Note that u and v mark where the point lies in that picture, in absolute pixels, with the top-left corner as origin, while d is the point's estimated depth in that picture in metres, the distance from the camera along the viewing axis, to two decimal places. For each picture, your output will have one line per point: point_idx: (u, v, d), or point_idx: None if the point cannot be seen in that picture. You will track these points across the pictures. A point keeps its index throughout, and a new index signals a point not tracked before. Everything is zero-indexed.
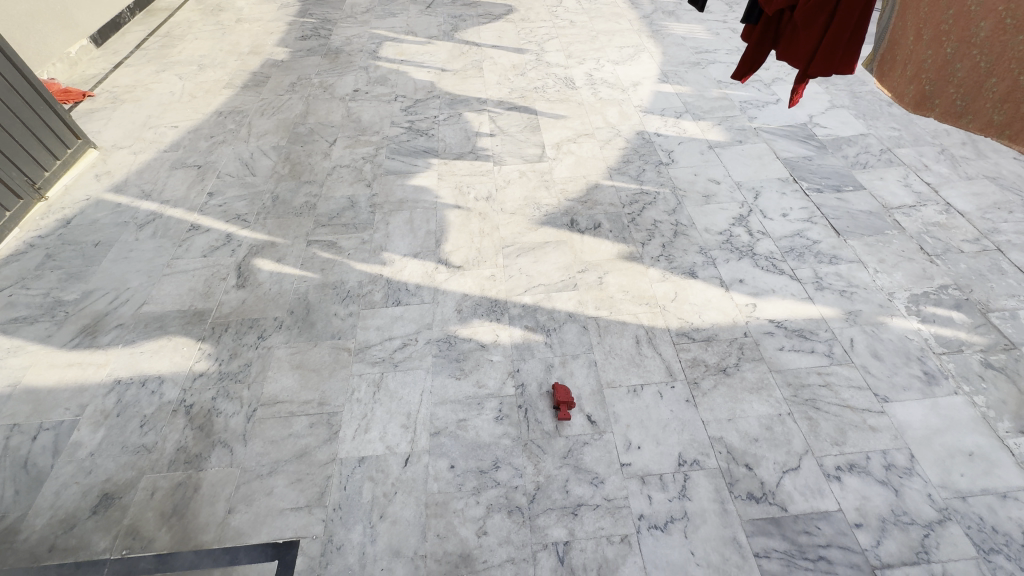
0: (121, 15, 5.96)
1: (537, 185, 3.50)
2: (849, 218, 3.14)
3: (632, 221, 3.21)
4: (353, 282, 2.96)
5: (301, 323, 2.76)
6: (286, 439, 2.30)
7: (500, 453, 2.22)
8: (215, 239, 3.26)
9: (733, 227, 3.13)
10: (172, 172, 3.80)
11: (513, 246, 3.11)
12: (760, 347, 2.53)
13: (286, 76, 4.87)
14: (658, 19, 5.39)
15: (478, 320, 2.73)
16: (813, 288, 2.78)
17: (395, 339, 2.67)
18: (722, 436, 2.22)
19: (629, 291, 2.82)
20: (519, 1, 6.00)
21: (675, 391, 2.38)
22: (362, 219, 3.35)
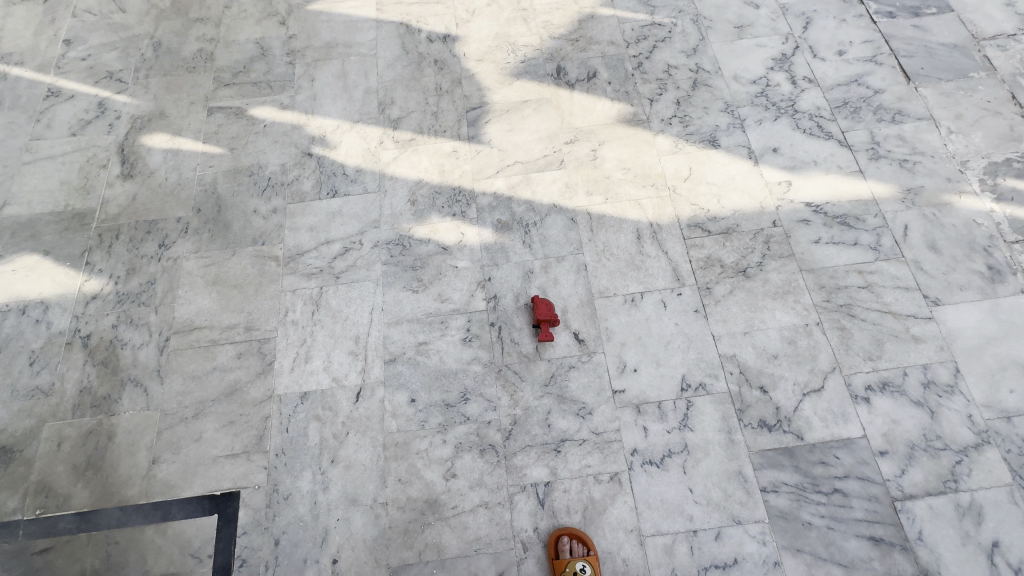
0: None
1: (511, 17, 2.57)
2: (925, 55, 2.36)
3: (637, 68, 2.40)
4: (273, 166, 2.28)
5: (212, 225, 2.16)
6: (210, 375, 1.90)
7: (469, 382, 1.85)
8: (83, 110, 2.44)
9: (772, 73, 2.35)
10: (9, 9, 2.75)
11: (480, 109, 2.36)
12: (792, 240, 2.02)
13: None
14: None
15: (437, 215, 2.14)
16: (866, 158, 2.16)
17: (334, 243, 2.11)
18: (735, 354, 1.85)
19: (630, 169, 2.19)
20: None
21: (682, 299, 1.94)
22: (278, 74, 2.50)
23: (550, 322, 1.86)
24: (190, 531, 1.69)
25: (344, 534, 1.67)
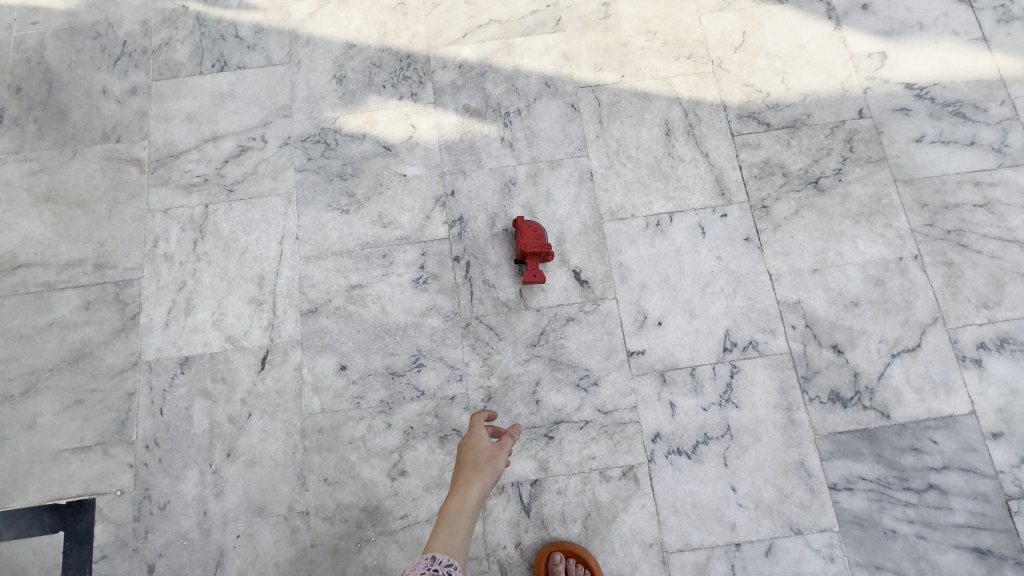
0: None
1: None
2: None
3: None
4: (129, 23, 1.53)
5: (40, 112, 1.46)
6: (46, 334, 1.31)
7: (423, 342, 1.29)
8: None
9: None
10: None
11: None
12: (883, 138, 1.42)
13: None
14: None
15: (375, 98, 1.46)
16: (993, 18, 1.50)
17: (223, 140, 1.43)
18: (800, 301, 1.31)
19: (657, 33, 1.50)
20: None
21: (728, 223, 1.36)
22: None
23: (543, 254, 1.28)
24: (25, 557, 1.19)
25: (248, 557, 1.19)
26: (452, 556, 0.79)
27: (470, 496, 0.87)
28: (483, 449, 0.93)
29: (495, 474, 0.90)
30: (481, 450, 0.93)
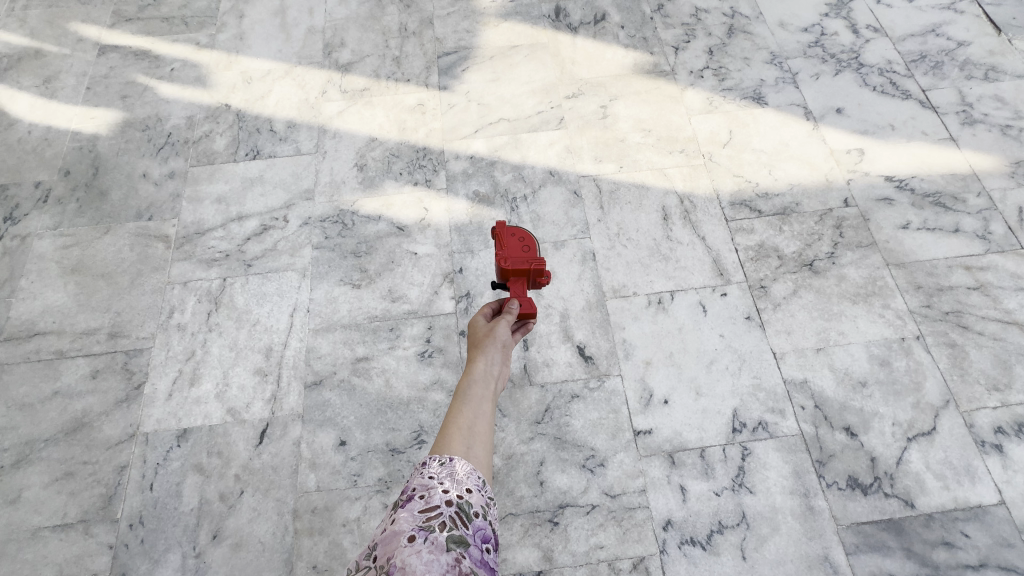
0: None
1: None
2: (1016, 4, 1.89)
3: (657, 11, 1.90)
4: (176, 119, 1.71)
5: (84, 193, 1.58)
6: (48, 401, 1.31)
7: (426, 417, 1.28)
8: None
9: (827, 22, 1.86)
10: None
11: (455, 52, 1.82)
12: (872, 225, 1.50)
13: None
14: None
15: (393, 184, 1.58)
16: (957, 122, 1.66)
17: (248, 219, 1.53)
18: (807, 380, 1.30)
19: (652, 131, 1.66)
20: None
21: (728, 302, 1.39)
22: (197, 8, 1.94)
23: (532, 271, 1.08)
24: None
25: None
26: (483, 440, 0.72)
27: (481, 378, 0.81)
28: (490, 329, 0.91)
29: (504, 358, 0.87)
30: (491, 328, 0.91)
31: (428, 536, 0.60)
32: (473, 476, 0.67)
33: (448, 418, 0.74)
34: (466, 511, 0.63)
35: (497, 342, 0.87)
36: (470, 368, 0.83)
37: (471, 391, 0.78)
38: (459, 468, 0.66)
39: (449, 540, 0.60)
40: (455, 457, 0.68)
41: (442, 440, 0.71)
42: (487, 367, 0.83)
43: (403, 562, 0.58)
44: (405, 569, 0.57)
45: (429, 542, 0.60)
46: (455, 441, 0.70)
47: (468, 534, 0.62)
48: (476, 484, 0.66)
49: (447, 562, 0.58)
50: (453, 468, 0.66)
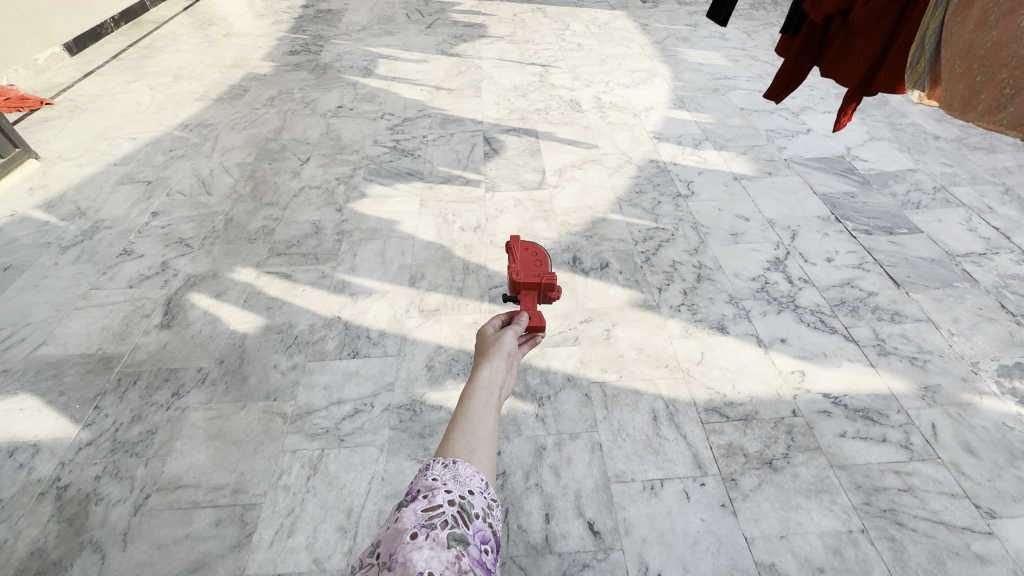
0: (102, 26, 5.57)
1: (534, 216, 3.01)
2: (908, 266, 2.62)
3: (645, 262, 2.69)
4: (303, 325, 2.42)
5: (231, 377, 2.19)
6: (179, 543, 1.70)
7: None
8: (147, 267, 2.73)
9: (769, 273, 2.60)
10: (117, 189, 3.32)
11: (502, 286, 2.57)
12: (816, 433, 1.94)
13: (266, 89, 4.51)
14: (671, 45, 5.12)
15: (452, 382, 2.16)
16: (875, 353, 2.22)
17: (345, 403, 2.09)
18: (773, 563, 1.61)
19: (643, 350, 2.26)
20: (525, 24, 5.75)
21: (706, 491, 1.79)
22: (326, 248, 2.83)
23: (543, 285, 1.59)
24: None
25: None
26: (484, 444, 0.82)
27: (483, 389, 0.93)
28: (494, 345, 1.06)
29: (505, 372, 1.01)
30: (494, 346, 1.06)
31: (429, 533, 0.67)
32: (474, 479, 0.76)
33: (454, 426, 0.85)
34: (467, 512, 0.72)
35: (499, 358, 1.02)
36: (473, 379, 0.95)
37: (474, 400, 0.89)
38: (461, 470, 0.76)
39: (449, 538, 0.68)
40: (458, 461, 0.77)
41: (448, 445, 0.81)
42: (489, 379, 0.95)
43: (407, 556, 0.64)
44: (409, 563, 0.63)
45: (432, 538, 0.67)
46: (459, 444, 0.81)
47: (469, 535, 0.70)
48: (478, 486, 0.75)
49: (449, 557, 0.65)
50: (457, 470, 0.76)
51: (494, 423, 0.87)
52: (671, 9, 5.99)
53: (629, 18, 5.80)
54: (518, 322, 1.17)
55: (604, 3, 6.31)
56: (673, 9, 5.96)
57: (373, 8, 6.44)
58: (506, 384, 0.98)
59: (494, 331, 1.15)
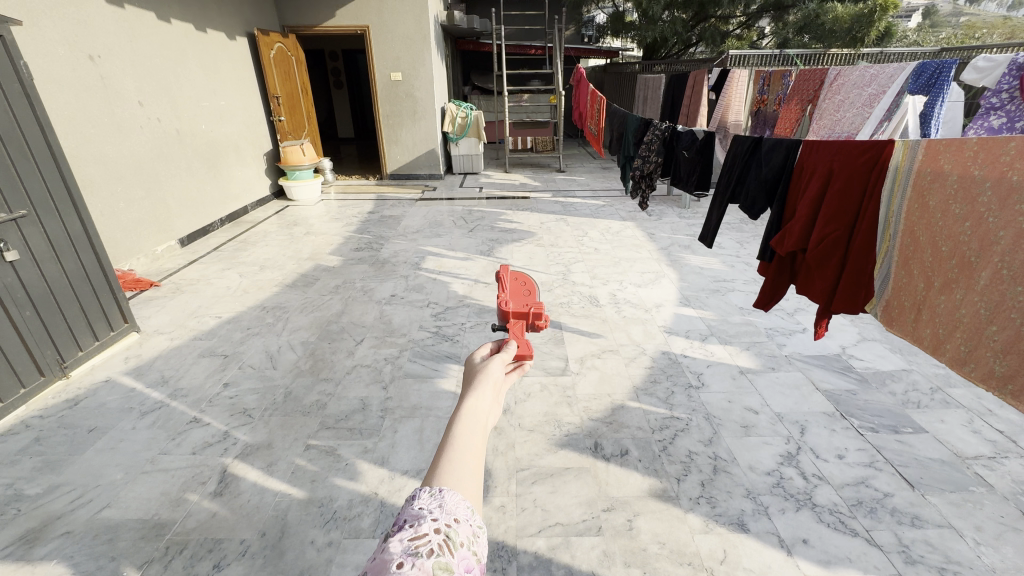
0: (211, 224, 6.95)
1: (558, 400, 3.33)
2: (919, 467, 2.73)
3: (663, 450, 2.88)
4: (342, 500, 2.59)
5: (269, 551, 2.31)
6: None
7: None
8: (211, 435, 3.06)
9: (783, 468, 2.73)
10: (197, 361, 3.85)
11: (528, 469, 2.76)
12: None
13: (333, 278, 5.39)
14: (675, 251, 6.02)
15: None
16: (901, 560, 2.22)
17: None
18: None
19: (666, 544, 2.32)
20: (550, 230, 6.91)
21: None
22: (370, 423, 3.14)
23: (531, 315, 1.58)
24: None
25: None
26: (472, 472, 0.81)
27: (469, 410, 0.93)
28: (481, 373, 1.06)
29: (493, 398, 1.01)
30: (481, 373, 1.06)
31: (415, 561, 0.67)
32: (461, 505, 0.76)
33: (441, 455, 0.84)
34: (453, 539, 0.72)
35: (486, 383, 1.02)
36: (461, 403, 0.95)
37: (461, 425, 0.88)
38: (447, 498, 0.75)
39: (432, 564, 0.67)
40: (445, 489, 0.77)
41: (434, 473, 0.81)
42: (478, 404, 0.95)
43: None
44: None
45: (418, 565, 0.66)
46: (447, 471, 0.80)
47: (454, 561, 0.70)
48: (464, 514, 0.75)
49: None
50: (443, 499, 0.75)
51: (482, 448, 0.86)
52: (673, 221, 7.16)
53: (637, 227, 6.93)
54: (507, 353, 1.16)
55: (616, 214, 7.59)
56: (675, 221, 7.12)
57: (426, 214, 7.88)
58: (495, 409, 0.98)
59: (481, 361, 1.16)
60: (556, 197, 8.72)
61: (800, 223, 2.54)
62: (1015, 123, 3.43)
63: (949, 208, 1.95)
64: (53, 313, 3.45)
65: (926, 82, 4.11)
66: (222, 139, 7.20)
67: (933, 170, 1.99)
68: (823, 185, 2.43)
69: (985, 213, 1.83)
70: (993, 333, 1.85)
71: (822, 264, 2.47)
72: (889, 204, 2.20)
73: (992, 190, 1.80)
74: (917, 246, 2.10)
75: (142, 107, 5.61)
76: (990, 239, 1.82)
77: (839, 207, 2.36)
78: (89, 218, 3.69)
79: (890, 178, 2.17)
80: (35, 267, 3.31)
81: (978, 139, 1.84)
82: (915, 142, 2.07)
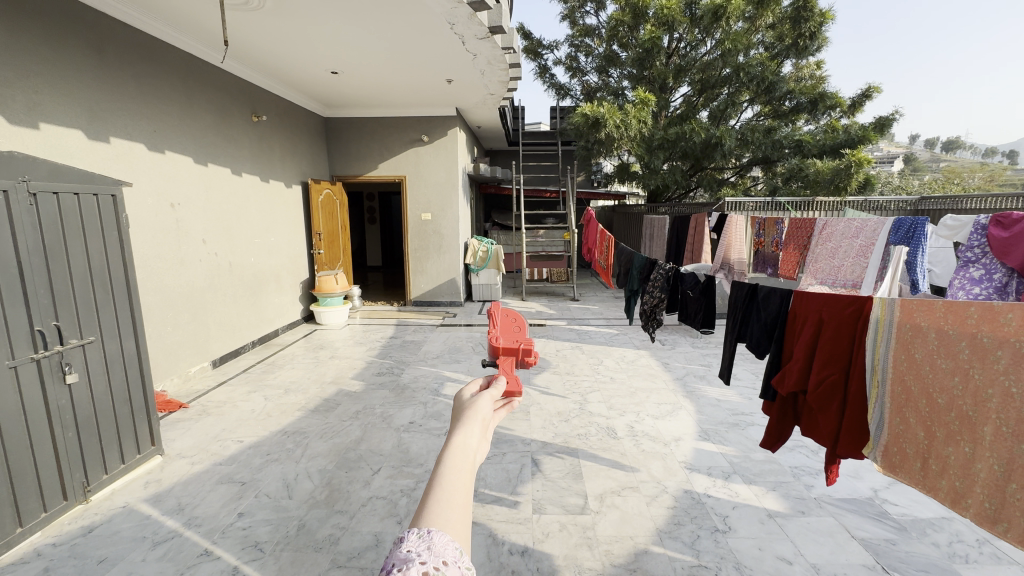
0: (243, 347, 7.32)
1: (578, 542, 3.20)
2: None
3: None
4: None
5: None
6: None
7: None
8: (220, 571, 2.97)
9: None
10: (215, 487, 3.86)
11: None
12: None
13: (354, 403, 5.52)
14: (691, 382, 6.09)
15: None
16: None
17: None
18: None
19: None
20: (566, 358, 7.10)
21: None
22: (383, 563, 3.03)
23: (521, 352, 1.60)
24: None
25: None
26: (459, 510, 0.77)
27: (457, 451, 0.90)
28: (469, 411, 1.06)
29: (480, 436, 0.99)
30: (468, 411, 1.06)
31: None
32: (451, 546, 0.69)
33: (429, 499, 0.79)
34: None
35: (473, 420, 1.01)
36: (449, 442, 0.93)
37: (449, 462, 0.86)
38: (437, 538, 0.70)
39: None
40: (433, 530, 0.72)
41: (421, 517, 0.75)
42: (465, 441, 0.93)
43: None
44: None
45: None
46: (436, 514, 0.75)
47: None
48: (453, 554, 0.68)
49: None
50: (432, 540, 0.70)
51: (471, 485, 0.83)
52: (686, 350, 7.32)
53: (651, 357, 7.09)
54: (496, 392, 1.18)
55: (630, 343, 7.81)
56: (689, 351, 7.29)
57: (446, 340, 8.21)
58: (483, 445, 0.95)
59: (470, 398, 1.16)
60: (571, 324, 9.07)
61: (798, 364, 2.80)
62: (994, 274, 3.86)
63: (935, 363, 2.17)
64: (90, 433, 3.56)
65: (906, 235, 4.77)
66: (267, 270, 7.94)
67: (912, 326, 2.26)
68: (816, 331, 2.73)
69: (968, 369, 2.03)
70: (1011, 491, 1.89)
71: (824, 406, 2.66)
72: (874, 352, 2.46)
73: (971, 349, 2.02)
74: (909, 395, 2.29)
75: (205, 244, 6.37)
76: (981, 395, 1.99)
77: (832, 353, 2.64)
78: (142, 339, 4.01)
79: (874, 330, 2.45)
80: (88, 388, 3.55)
81: (945, 301, 2.13)
82: (890, 299, 2.39)
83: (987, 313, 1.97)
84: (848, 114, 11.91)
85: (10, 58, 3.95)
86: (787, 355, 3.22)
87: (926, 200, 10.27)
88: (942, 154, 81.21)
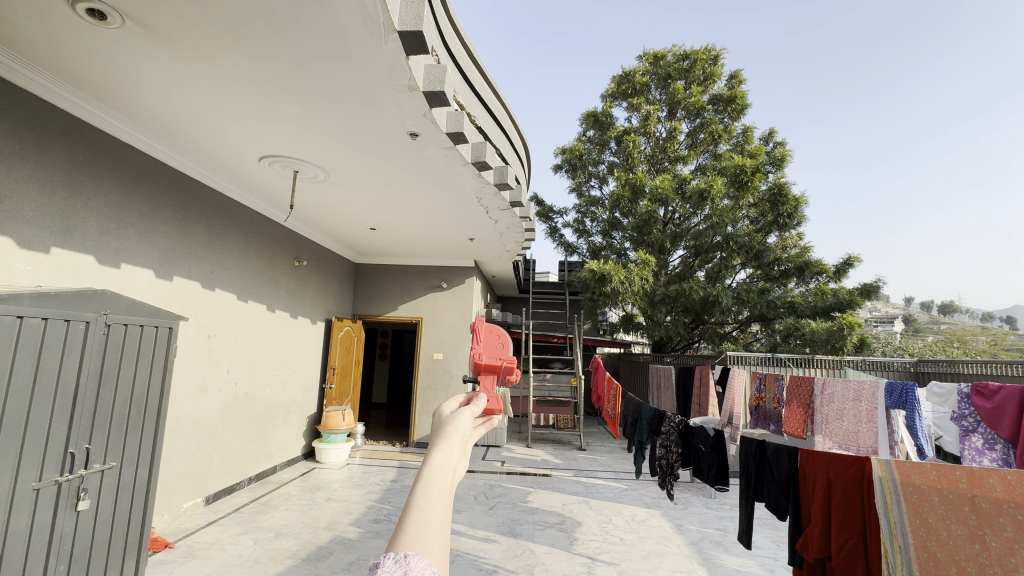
0: (240, 482, 7.12)
1: None
2: None
3: None
4: None
5: None
6: None
7: None
8: None
9: None
10: None
11: None
12: None
13: (347, 552, 5.21)
14: (707, 547, 5.72)
15: None
16: None
17: None
18: None
19: None
20: (572, 513, 6.76)
21: None
22: None
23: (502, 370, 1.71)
24: None
25: None
26: (439, 533, 0.71)
27: (434, 467, 0.85)
28: (448, 426, 1.01)
29: (460, 453, 0.94)
30: (449, 425, 1.01)
31: None
32: (428, 565, 0.64)
33: (406, 520, 0.74)
34: None
35: (454, 435, 0.97)
36: (426, 458, 0.88)
37: (426, 480, 0.81)
38: (414, 562, 0.64)
39: None
40: (410, 554, 0.66)
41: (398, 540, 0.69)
42: (444, 458, 0.89)
43: None
44: None
45: None
46: (411, 540, 0.70)
47: None
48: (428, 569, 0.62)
49: None
50: (408, 564, 0.63)
51: (450, 501, 0.78)
52: (700, 510, 6.98)
53: (662, 515, 6.75)
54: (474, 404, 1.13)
55: (640, 500, 7.44)
56: (702, 511, 6.94)
57: None
58: (462, 462, 0.91)
59: (449, 415, 1.11)
60: (578, 475, 8.76)
61: (818, 527, 3.09)
62: (995, 444, 3.97)
63: (950, 528, 2.52)
64: (80, 571, 3.40)
65: (899, 399, 4.94)
66: (279, 403, 8.09)
67: (915, 488, 2.65)
68: (827, 489, 3.12)
69: (984, 535, 2.39)
70: None
71: (849, 571, 2.91)
72: (888, 516, 2.77)
73: (976, 514, 2.43)
74: (939, 563, 2.54)
75: (229, 374, 6.68)
76: (1006, 563, 2.32)
77: (846, 517, 2.99)
78: (155, 468, 4.10)
79: (882, 494, 2.80)
80: (94, 515, 3.52)
81: (931, 464, 2.62)
82: (886, 462, 2.82)
83: (972, 478, 2.46)
84: (834, 279, 12.95)
85: (117, 213, 4.79)
86: (805, 520, 3.28)
87: (922, 363, 10.64)
88: (938, 318, 83.61)
